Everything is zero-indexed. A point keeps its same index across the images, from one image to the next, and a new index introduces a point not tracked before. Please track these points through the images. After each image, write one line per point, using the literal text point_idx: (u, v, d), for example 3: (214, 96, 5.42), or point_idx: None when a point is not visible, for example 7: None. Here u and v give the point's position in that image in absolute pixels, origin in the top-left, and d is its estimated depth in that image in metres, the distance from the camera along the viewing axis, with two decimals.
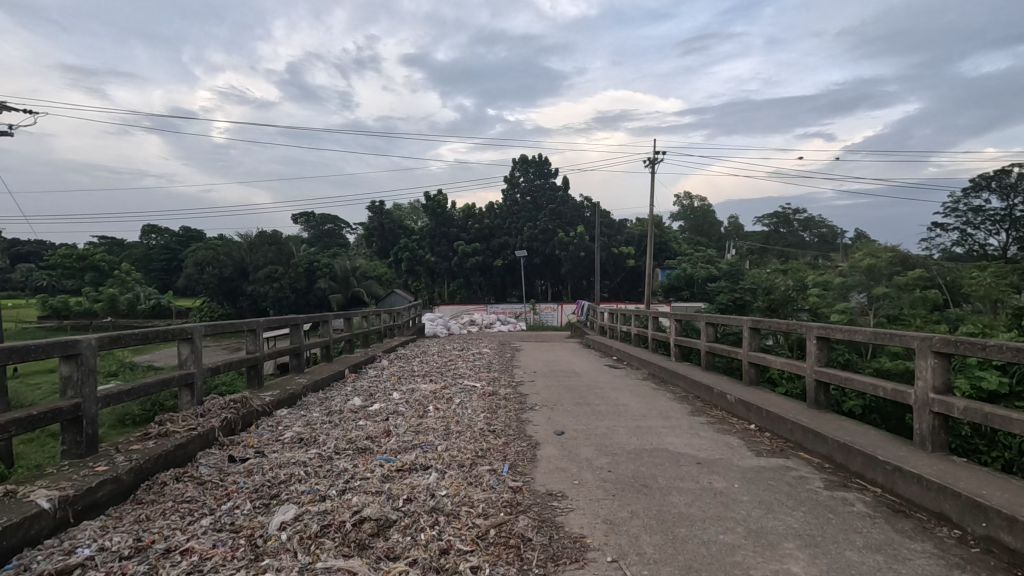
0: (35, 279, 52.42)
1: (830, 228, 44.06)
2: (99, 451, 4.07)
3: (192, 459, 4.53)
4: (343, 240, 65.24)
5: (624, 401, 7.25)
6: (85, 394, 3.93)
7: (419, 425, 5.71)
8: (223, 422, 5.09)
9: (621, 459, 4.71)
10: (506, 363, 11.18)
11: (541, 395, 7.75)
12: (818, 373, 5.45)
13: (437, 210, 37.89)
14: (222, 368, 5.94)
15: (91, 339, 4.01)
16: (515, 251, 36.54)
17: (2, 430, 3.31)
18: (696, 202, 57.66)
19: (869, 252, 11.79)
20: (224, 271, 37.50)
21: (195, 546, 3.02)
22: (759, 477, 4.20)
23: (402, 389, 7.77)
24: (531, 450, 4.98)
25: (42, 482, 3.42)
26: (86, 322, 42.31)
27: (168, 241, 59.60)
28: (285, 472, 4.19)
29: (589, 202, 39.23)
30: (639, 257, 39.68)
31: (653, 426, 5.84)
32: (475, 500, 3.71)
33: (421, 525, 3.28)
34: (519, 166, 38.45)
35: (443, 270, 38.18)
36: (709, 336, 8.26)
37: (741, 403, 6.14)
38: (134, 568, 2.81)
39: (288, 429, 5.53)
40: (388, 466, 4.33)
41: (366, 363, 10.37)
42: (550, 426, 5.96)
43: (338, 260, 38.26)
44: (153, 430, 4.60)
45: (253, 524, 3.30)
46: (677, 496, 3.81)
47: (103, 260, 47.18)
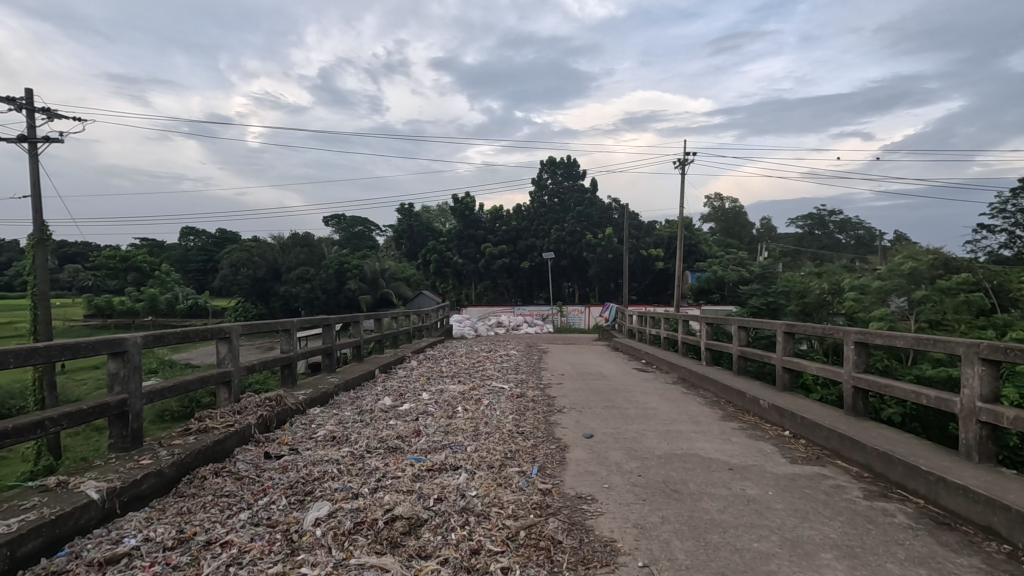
0: (81, 279, 54.71)
1: (868, 230, 42.26)
2: (143, 444, 4.24)
3: (229, 455, 4.66)
4: (373, 242, 66.17)
5: (653, 405, 7.17)
6: (131, 390, 4.08)
7: (448, 425, 5.77)
8: (258, 419, 5.23)
9: (651, 463, 4.67)
10: (533, 365, 11.17)
11: (570, 398, 7.73)
12: (855, 379, 5.30)
13: (465, 212, 38.23)
14: (257, 367, 6.11)
15: (137, 337, 4.17)
16: (542, 253, 36.57)
17: (55, 423, 3.47)
18: (727, 203, 56.56)
19: (909, 254, 11.40)
20: (258, 272, 38.49)
21: (234, 539, 3.11)
22: (794, 484, 4.10)
23: (431, 390, 7.86)
24: (559, 453, 4.98)
25: (91, 474, 3.57)
26: (129, 320, 43.96)
27: (204, 243, 61.46)
28: (318, 470, 4.28)
29: (617, 204, 38.98)
30: (668, 260, 39.18)
31: (683, 431, 5.77)
32: (505, 501, 3.72)
33: (452, 524, 3.31)
34: (547, 167, 38.40)
35: (471, 272, 38.38)
36: (740, 340, 8.12)
37: (773, 408, 6.03)
38: (178, 559, 2.91)
39: (320, 427, 5.65)
40: (418, 465, 4.38)
41: (395, 364, 10.52)
42: (578, 428, 5.94)
43: (368, 261, 38.90)
44: (193, 426, 4.75)
45: (288, 519, 3.38)
46: (708, 502, 3.76)
47: (144, 261, 48.95)
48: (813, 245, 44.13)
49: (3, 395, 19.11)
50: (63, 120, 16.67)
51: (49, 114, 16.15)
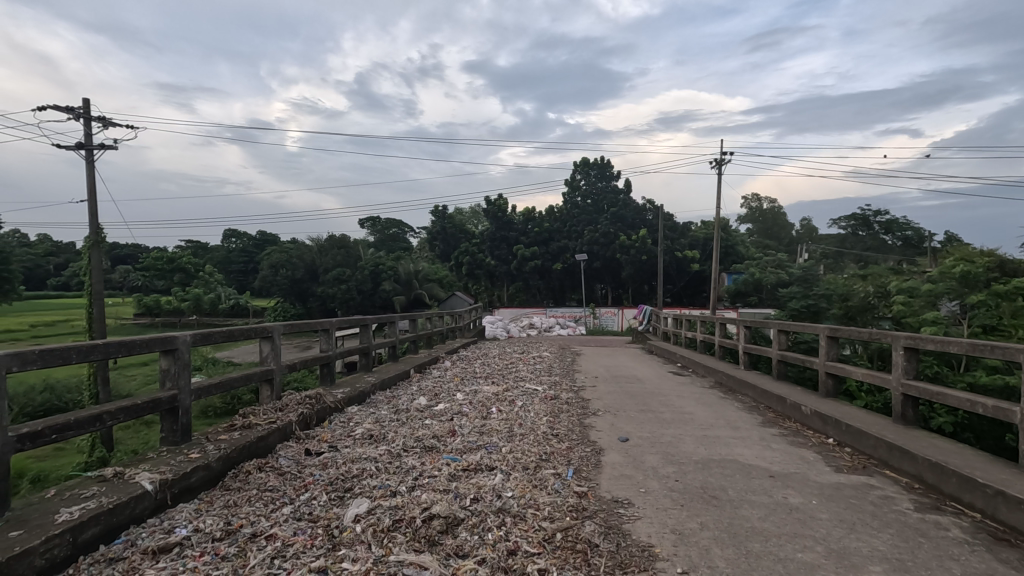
0: (131, 279, 57.28)
1: (917, 231, 39.87)
2: (191, 439, 4.40)
3: (271, 451, 4.80)
4: (406, 244, 66.97)
5: (690, 410, 7.04)
6: (181, 386, 4.26)
7: (482, 426, 5.80)
8: (299, 416, 5.37)
9: (688, 469, 4.59)
10: (567, 368, 11.09)
11: (604, 401, 7.67)
12: (904, 386, 5.08)
13: (498, 214, 38.42)
14: (298, 365, 6.29)
15: (187, 335, 4.34)
16: (574, 254, 36.36)
17: (112, 416, 3.65)
18: (766, 203, 54.92)
19: (962, 256, 10.87)
20: (296, 273, 39.56)
21: (278, 532, 3.21)
22: (839, 494, 3.97)
23: (465, 390, 7.92)
24: (594, 456, 4.95)
25: (145, 465, 3.74)
26: (175, 319, 45.70)
27: (246, 244, 63.50)
28: (357, 467, 4.36)
29: (651, 205, 38.46)
30: (703, 262, 38.45)
31: (721, 436, 5.65)
32: (541, 503, 3.72)
33: (489, 524, 3.33)
34: (580, 168, 38.22)
35: (503, 273, 38.47)
36: (780, 344, 7.91)
37: (816, 414, 5.84)
38: (226, 550, 3.01)
39: (359, 425, 5.77)
40: (454, 465, 4.41)
41: (429, 364, 10.64)
42: (613, 431, 5.90)
43: (402, 263, 39.43)
44: (238, 421, 4.91)
45: (329, 515, 3.45)
46: (748, 510, 3.67)
47: (189, 263, 50.92)
48: (857, 247, 42.31)
49: (61, 388, 20.15)
50: (118, 127, 17.50)
51: (105, 122, 16.97)
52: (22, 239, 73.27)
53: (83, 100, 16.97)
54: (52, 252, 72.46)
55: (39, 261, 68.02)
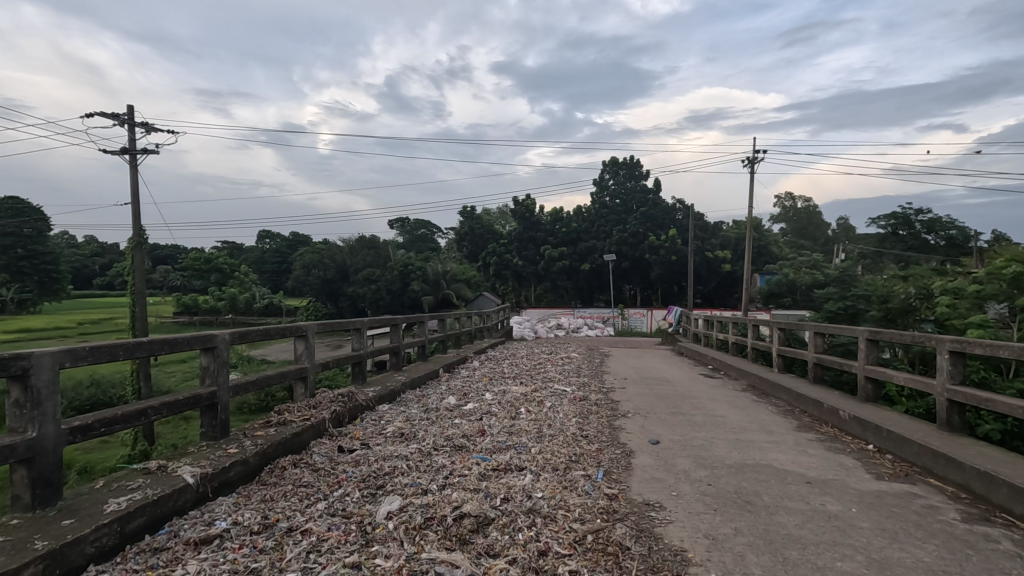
0: (171, 279, 59.32)
1: (961, 230, 38.06)
2: (230, 434, 4.53)
3: (305, 447, 4.90)
4: (434, 245, 67.61)
5: (722, 412, 6.91)
6: (220, 383, 4.39)
7: (512, 426, 5.81)
8: (332, 414, 5.47)
9: (721, 473, 4.51)
10: (596, 369, 11.02)
11: (634, 402, 7.60)
12: (949, 392, 4.89)
13: (525, 214, 38.58)
14: (331, 364, 6.41)
15: (226, 333, 4.47)
16: (602, 254, 36.09)
17: (155, 410, 3.78)
18: (800, 202, 53.48)
19: (1012, 256, 10.38)
20: (327, 273, 40.34)
21: (313, 527, 3.27)
22: (879, 502, 3.84)
23: (494, 390, 7.95)
24: (624, 458, 4.91)
25: (186, 459, 3.86)
26: (212, 318, 47.15)
27: (279, 246, 65.09)
28: (388, 465, 4.42)
29: (681, 204, 37.97)
30: (735, 262, 37.77)
31: (755, 440, 5.53)
32: (571, 504, 3.71)
33: (519, 524, 3.34)
34: (609, 168, 37.93)
35: (531, 273, 38.50)
36: (817, 347, 7.71)
37: (854, 420, 5.67)
38: (263, 543, 3.09)
39: (389, 424, 5.85)
40: (484, 465, 4.43)
41: (458, 363, 10.71)
42: (643, 433, 5.84)
43: (431, 263, 39.79)
44: (273, 418, 5.03)
45: (362, 511, 3.51)
46: (784, 517, 3.58)
47: (225, 263, 52.42)
48: (896, 247, 40.84)
49: (106, 383, 21.00)
50: (160, 132, 18.13)
51: (148, 128, 17.62)
52: (69, 241, 76.68)
53: (128, 107, 17.66)
54: (98, 253, 75.84)
55: (86, 262, 71.09)
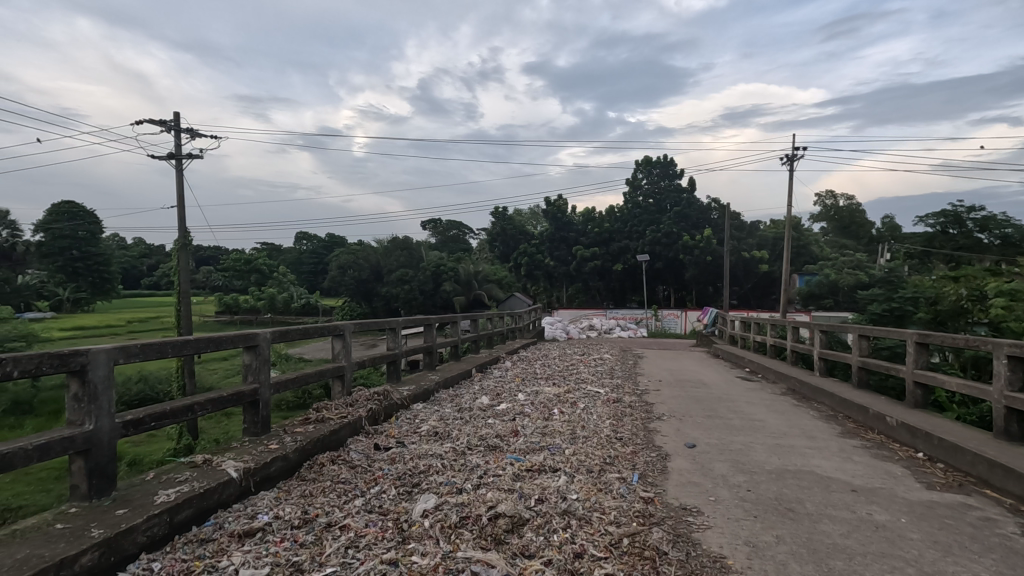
0: (214, 279, 61.47)
1: (1018, 228, 36.03)
2: (271, 430, 4.66)
3: (343, 444, 5.00)
4: (466, 246, 68.07)
5: (760, 417, 6.74)
6: (262, 380, 4.51)
7: (546, 426, 5.81)
8: (368, 412, 5.57)
9: (761, 478, 4.39)
10: (630, 370, 10.88)
11: (668, 404, 7.50)
12: (1006, 399, 4.65)
13: (557, 214, 38.53)
14: (367, 363, 6.51)
15: (267, 332, 4.59)
16: (635, 255, 35.66)
17: (202, 406, 3.92)
18: (842, 201, 51.73)
19: None
20: (362, 274, 41.09)
21: (351, 523, 3.34)
22: (931, 513, 3.67)
23: (527, 391, 7.95)
24: (660, 461, 4.83)
25: (230, 453, 3.99)
26: (252, 317, 48.60)
27: (315, 247, 66.62)
28: (424, 463, 4.46)
29: (716, 203, 37.23)
30: (773, 262, 36.80)
31: (795, 446, 5.36)
32: (606, 507, 3.67)
33: (554, 526, 3.32)
34: (642, 167, 37.41)
35: (562, 274, 38.34)
36: (861, 350, 7.45)
37: (903, 426, 5.44)
38: (304, 538, 3.16)
39: (424, 422, 5.91)
40: (518, 465, 4.44)
41: (491, 363, 10.75)
42: (679, 437, 5.75)
43: (463, 264, 40.04)
44: (312, 415, 5.15)
45: (398, 509, 3.55)
46: (829, 525, 3.46)
47: (264, 263, 53.98)
48: (946, 246, 39.06)
49: (153, 379, 21.88)
50: (203, 138, 18.81)
51: (192, 134, 18.30)
52: (120, 243, 80.46)
53: (174, 114, 18.36)
54: (147, 254, 79.34)
55: (135, 263, 74.37)
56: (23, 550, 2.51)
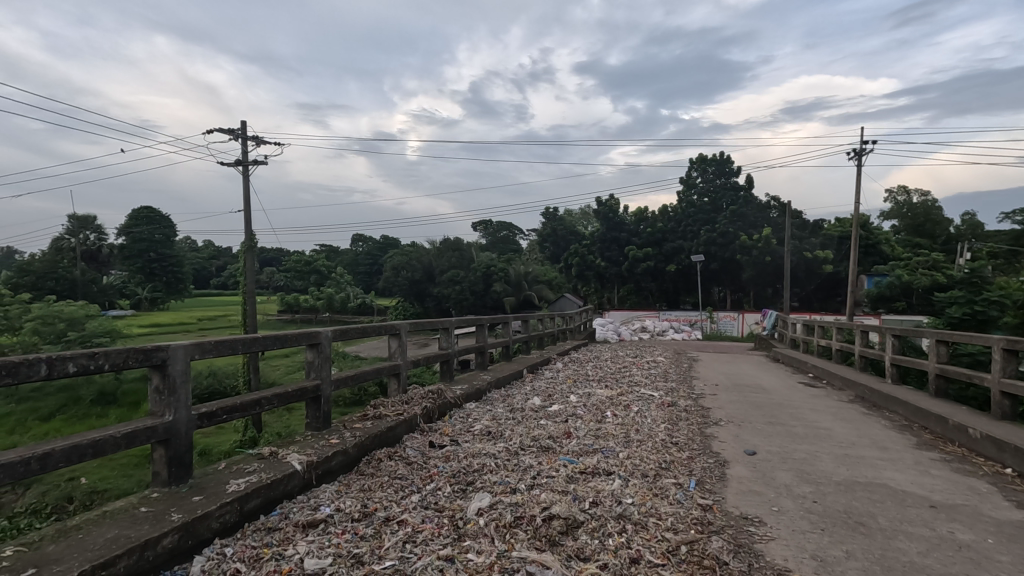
0: (276, 279, 64.44)
1: None
2: (331, 425, 4.84)
3: (399, 441, 5.13)
4: (517, 246, 68.37)
5: (826, 425, 6.41)
6: (323, 376, 4.68)
7: (599, 429, 5.75)
8: (423, 410, 5.68)
9: (828, 490, 4.17)
10: (684, 374, 10.61)
11: (726, 410, 7.26)
12: None
13: (608, 214, 38.16)
14: (422, 362, 6.63)
15: (328, 330, 4.76)
16: (689, 255, 34.72)
17: (269, 400, 4.11)
18: (916, 197, 48.52)
19: None
20: (414, 275, 41.95)
21: (408, 518, 3.41)
22: (1021, 534, 3.39)
23: (579, 393, 7.88)
24: (719, 467, 4.69)
25: (294, 447, 4.16)
26: (312, 316, 50.57)
27: (371, 248, 68.71)
28: (478, 462, 4.51)
29: (776, 201, 35.80)
30: (838, 262, 34.98)
31: (865, 456, 5.08)
32: (662, 513, 3.59)
33: (609, 529, 3.29)
34: (697, 165, 36.33)
35: (614, 275, 37.81)
36: (939, 357, 6.96)
37: (987, 439, 5.04)
38: (364, 530, 3.26)
39: (477, 422, 5.98)
40: (572, 467, 4.42)
41: (542, 364, 10.74)
42: (738, 443, 5.55)
43: (513, 265, 40.24)
44: (370, 411, 5.30)
45: (454, 506, 3.61)
46: (905, 542, 3.25)
47: (323, 264, 56.16)
48: None
49: (222, 373, 23.19)
50: (268, 145, 19.76)
51: (258, 141, 19.24)
52: (193, 246, 85.90)
53: (241, 123, 19.36)
54: (216, 256, 84.37)
55: (204, 264, 79.00)
56: (113, 530, 2.71)
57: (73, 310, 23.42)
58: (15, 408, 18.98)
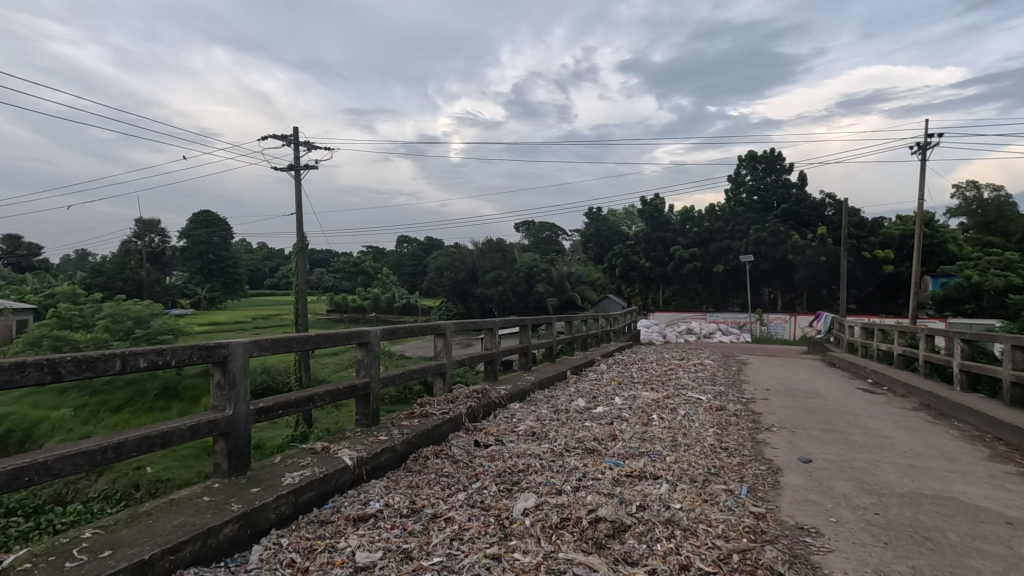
0: (326, 280, 66.53)
1: None
2: (380, 423, 4.95)
3: (445, 439, 5.20)
4: (559, 247, 68.10)
5: (887, 434, 6.09)
6: (372, 374, 4.80)
7: (644, 432, 5.67)
8: (468, 409, 5.74)
9: (891, 502, 3.96)
10: (733, 377, 10.31)
11: (779, 415, 7.01)
12: None
13: (653, 214, 37.60)
14: (467, 361, 6.71)
15: (377, 330, 4.87)
16: (738, 255, 33.72)
17: (322, 397, 4.25)
18: (987, 192, 45.44)
19: None
20: (458, 275, 42.40)
21: (454, 516, 3.45)
22: None
23: (624, 395, 7.79)
24: (771, 475, 4.53)
25: (345, 443, 4.28)
26: (359, 315, 51.92)
27: (416, 249, 69.97)
28: (523, 462, 4.52)
29: (831, 198, 34.30)
30: (899, 262, 33.18)
31: (932, 468, 4.79)
32: (713, 519, 3.50)
33: (657, 534, 3.23)
34: (746, 163, 35.23)
35: (659, 275, 37.16)
36: (1014, 363, 6.51)
37: None
38: (412, 526, 3.32)
39: (522, 422, 5.99)
40: (617, 470, 4.37)
41: (586, 366, 10.66)
42: (792, 450, 5.35)
43: (556, 265, 40.14)
44: (417, 409, 5.40)
45: (500, 506, 3.62)
46: (978, 561, 3.05)
47: (370, 265, 57.57)
48: None
49: (275, 370, 24.09)
50: (318, 150, 20.43)
51: (309, 146, 19.92)
52: (248, 248, 89.80)
53: (293, 130, 20.09)
54: (270, 258, 87.96)
55: (259, 265, 82.50)
56: (179, 517, 2.86)
57: (140, 309, 24.83)
58: (89, 400, 20.28)
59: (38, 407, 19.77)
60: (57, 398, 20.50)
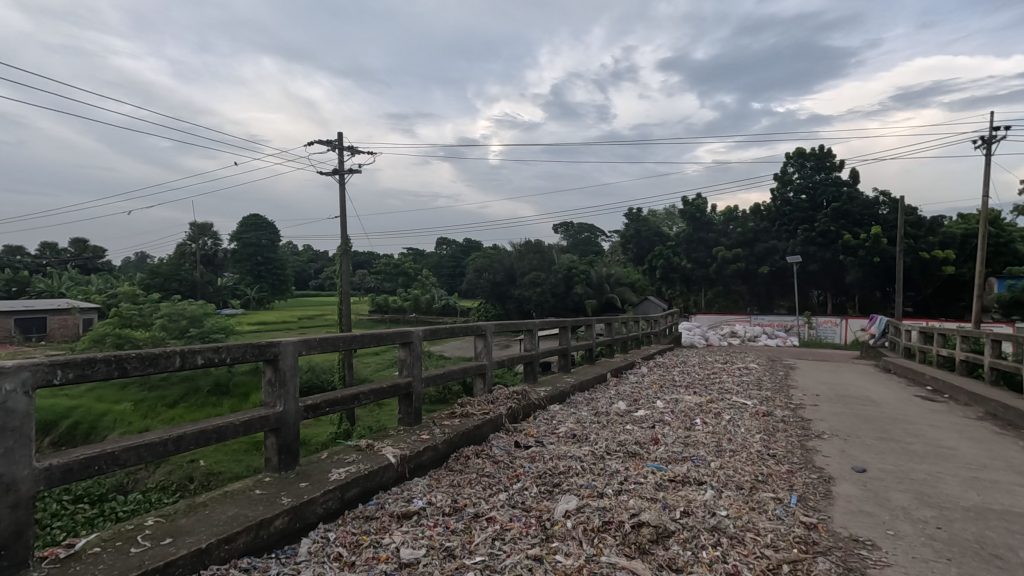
0: (368, 281, 68.01)
1: None
2: (421, 421, 5.02)
3: (485, 439, 5.23)
4: (598, 248, 67.49)
5: (950, 444, 5.77)
6: (414, 374, 4.87)
7: (688, 436, 5.55)
8: (508, 410, 5.76)
9: (954, 516, 3.75)
10: (779, 382, 9.99)
11: (830, 422, 6.75)
12: None
13: (695, 214, 36.86)
14: (506, 362, 6.72)
15: (419, 330, 4.95)
16: (785, 256, 32.66)
17: (365, 396, 4.34)
18: None
19: None
20: (496, 276, 42.59)
21: (496, 516, 3.47)
22: None
23: (666, 398, 7.66)
24: (823, 484, 4.36)
25: (389, 440, 4.36)
26: (400, 316, 52.84)
27: (455, 251, 70.66)
28: (563, 464, 4.50)
29: (885, 196, 32.78)
30: (960, 263, 31.38)
31: (1000, 481, 4.51)
32: (761, 528, 3.39)
33: (703, 541, 3.15)
34: (793, 160, 33.95)
35: (701, 277, 36.37)
36: None
37: None
38: (454, 525, 3.35)
39: (561, 424, 5.96)
40: (660, 474, 4.29)
41: (626, 368, 10.54)
42: (844, 458, 5.15)
43: (595, 267, 39.82)
44: (457, 409, 5.46)
45: (540, 507, 3.62)
46: None
47: (410, 267, 58.53)
48: None
49: (320, 369, 24.77)
50: (360, 154, 20.90)
51: (353, 151, 20.42)
52: (294, 251, 92.83)
53: (338, 134, 20.64)
54: (315, 259, 90.65)
55: (304, 267, 85.17)
56: (233, 509, 2.98)
57: (194, 309, 26.00)
58: (147, 394, 21.36)
59: (102, 400, 20.96)
60: (118, 393, 21.69)
